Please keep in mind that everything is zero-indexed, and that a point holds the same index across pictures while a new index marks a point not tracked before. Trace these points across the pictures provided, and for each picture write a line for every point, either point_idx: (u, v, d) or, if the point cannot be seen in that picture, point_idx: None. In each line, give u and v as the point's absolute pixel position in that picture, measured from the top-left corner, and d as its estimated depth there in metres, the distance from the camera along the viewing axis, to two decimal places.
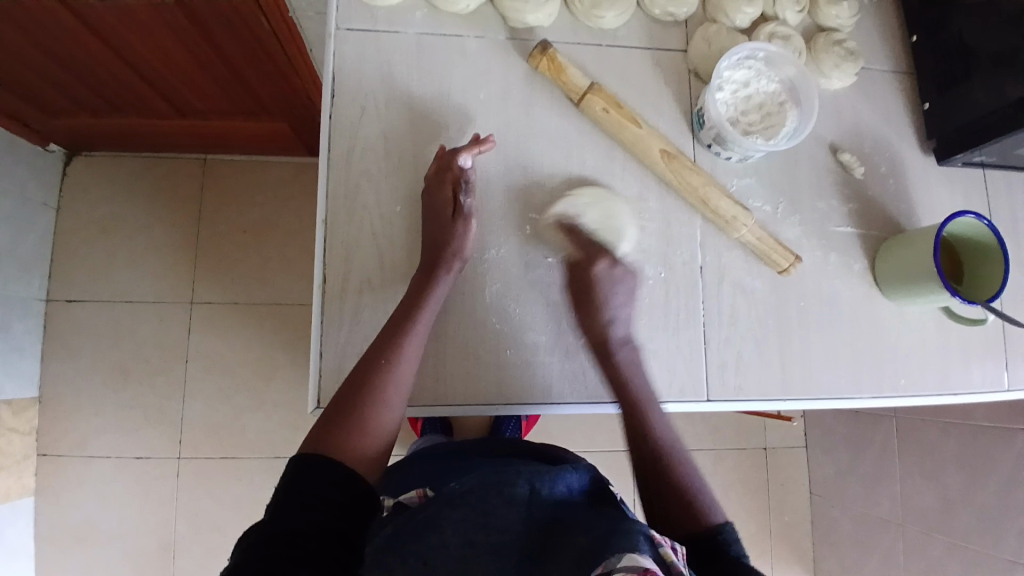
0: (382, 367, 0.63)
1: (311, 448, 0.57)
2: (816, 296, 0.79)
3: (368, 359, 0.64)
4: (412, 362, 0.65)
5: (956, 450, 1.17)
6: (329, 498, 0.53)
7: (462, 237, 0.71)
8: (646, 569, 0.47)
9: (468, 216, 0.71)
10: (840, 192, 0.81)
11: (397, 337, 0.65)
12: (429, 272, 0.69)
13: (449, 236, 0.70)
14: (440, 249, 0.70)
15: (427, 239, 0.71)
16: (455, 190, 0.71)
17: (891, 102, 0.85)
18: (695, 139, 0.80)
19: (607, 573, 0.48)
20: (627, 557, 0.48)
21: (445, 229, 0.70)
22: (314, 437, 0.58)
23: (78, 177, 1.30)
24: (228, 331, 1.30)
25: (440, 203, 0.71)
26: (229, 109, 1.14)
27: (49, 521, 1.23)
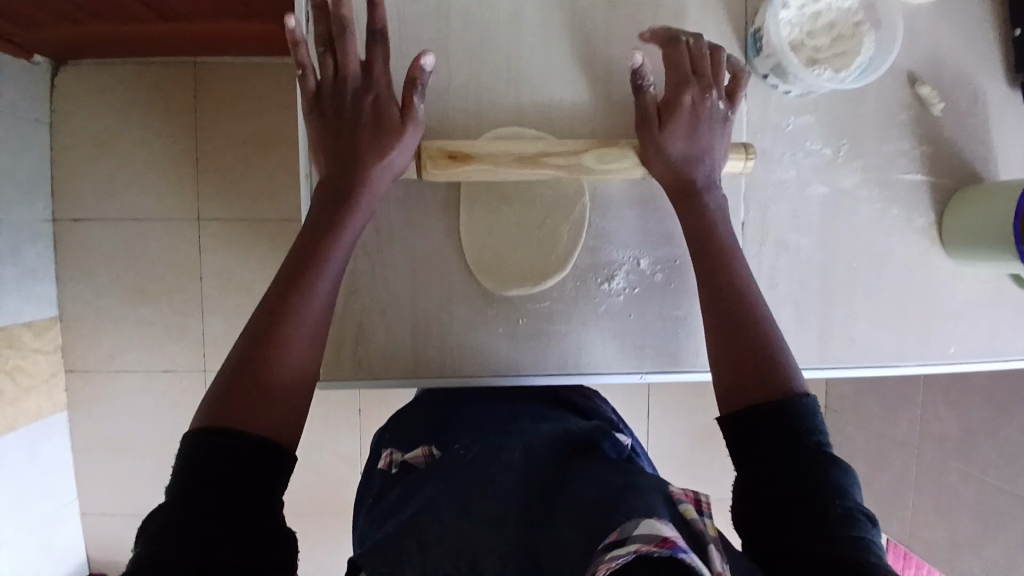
0: (324, 231, 0.54)
1: (204, 419, 0.42)
2: (870, 254, 0.70)
3: (307, 234, 0.54)
4: (321, 301, 0.51)
5: (986, 383, 1.13)
6: (253, 475, 0.40)
7: (352, 66, 0.58)
8: (664, 539, 0.42)
9: (367, 93, 0.58)
10: (911, 130, 0.70)
11: (331, 203, 0.56)
12: (335, 192, 0.56)
13: (347, 92, 0.58)
14: (334, 92, 0.58)
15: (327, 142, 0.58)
16: (340, 57, 0.58)
17: (979, 16, 0.71)
18: (749, 68, 0.68)
19: (621, 541, 0.43)
20: (644, 525, 0.44)
21: (346, 122, 0.57)
22: (213, 401, 0.43)
23: (67, 87, 1.21)
24: (239, 247, 1.26)
25: (329, 92, 0.58)
26: (215, 10, 1.02)
27: (85, 433, 1.28)
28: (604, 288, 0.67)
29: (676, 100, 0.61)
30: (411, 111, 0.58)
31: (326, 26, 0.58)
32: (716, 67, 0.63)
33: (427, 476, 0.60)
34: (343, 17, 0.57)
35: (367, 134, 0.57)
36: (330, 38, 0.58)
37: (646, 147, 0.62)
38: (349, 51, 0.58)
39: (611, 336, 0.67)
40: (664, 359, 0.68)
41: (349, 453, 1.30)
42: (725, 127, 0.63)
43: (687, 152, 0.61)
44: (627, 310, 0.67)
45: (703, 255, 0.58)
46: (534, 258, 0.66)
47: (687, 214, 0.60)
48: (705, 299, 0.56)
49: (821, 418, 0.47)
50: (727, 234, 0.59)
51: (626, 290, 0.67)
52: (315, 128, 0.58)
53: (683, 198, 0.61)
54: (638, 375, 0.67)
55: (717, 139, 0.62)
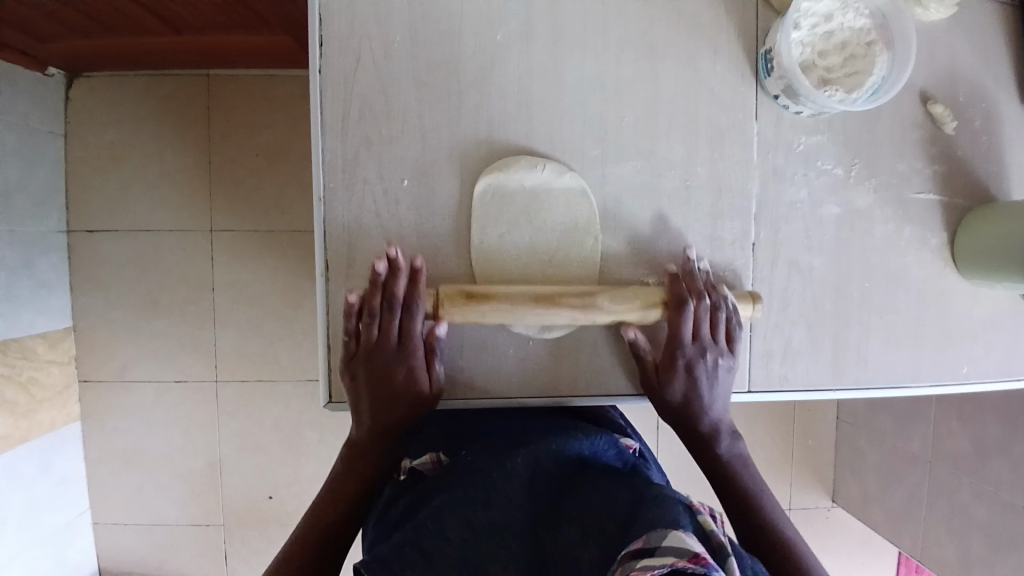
0: (355, 484, 0.67)
1: None
2: (883, 273, 0.70)
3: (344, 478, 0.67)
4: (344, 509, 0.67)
5: (999, 398, 1.12)
6: None
7: (391, 333, 0.61)
8: (697, 555, 0.42)
9: (402, 369, 0.61)
10: (924, 149, 0.69)
11: (359, 452, 0.67)
12: (366, 447, 0.66)
13: (383, 358, 0.61)
14: (372, 350, 0.61)
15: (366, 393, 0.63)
16: (381, 328, 0.60)
17: (992, 34, 0.70)
18: (761, 87, 0.68)
19: (649, 551, 0.43)
20: (671, 536, 0.44)
21: (374, 387, 0.62)
22: None
23: (80, 99, 1.22)
24: (250, 259, 1.27)
25: (363, 355, 0.61)
26: (226, 23, 1.02)
27: (98, 443, 1.29)
28: None
29: (679, 353, 0.62)
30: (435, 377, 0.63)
31: (378, 296, 0.60)
32: (721, 303, 0.63)
33: (437, 485, 0.61)
34: (387, 294, 0.60)
35: (396, 394, 0.62)
36: (374, 310, 0.60)
37: (648, 391, 0.65)
38: (391, 327, 0.60)
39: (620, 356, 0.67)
40: None
41: None
42: (729, 371, 0.65)
43: (685, 396, 0.64)
44: (639, 328, 0.67)
45: (731, 483, 0.66)
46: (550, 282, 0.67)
47: (704, 458, 0.67)
48: (736, 520, 0.66)
49: None
50: (751, 475, 0.67)
51: None
52: (355, 378, 0.62)
53: (685, 424, 0.66)
54: (648, 396, 0.67)
55: (716, 388, 0.64)
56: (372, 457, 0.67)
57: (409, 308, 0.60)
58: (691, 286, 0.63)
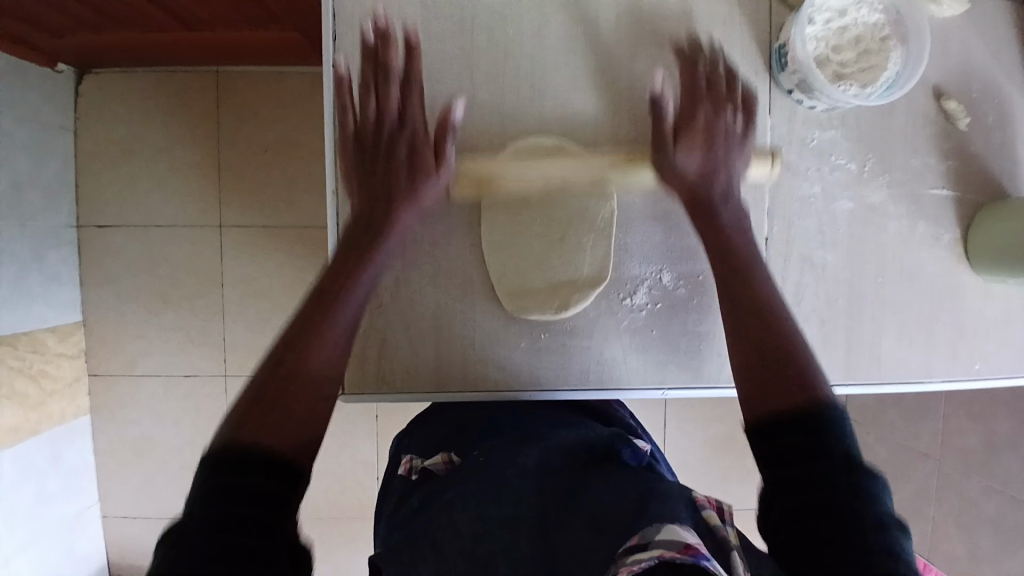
0: (354, 263, 0.56)
1: (229, 436, 0.42)
2: (896, 269, 0.70)
3: (338, 263, 0.56)
4: (347, 322, 0.52)
5: (1011, 396, 1.12)
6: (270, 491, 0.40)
7: (388, 101, 0.60)
8: (687, 546, 0.42)
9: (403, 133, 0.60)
10: (938, 145, 0.69)
11: (367, 235, 0.58)
12: (367, 226, 0.59)
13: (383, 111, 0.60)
14: (371, 121, 0.61)
15: (365, 169, 0.61)
16: (378, 92, 0.60)
17: (1007, 30, 0.70)
18: (773, 83, 0.68)
19: (642, 546, 0.44)
20: (665, 530, 0.44)
21: (382, 165, 0.60)
22: (236, 418, 0.43)
23: (90, 94, 1.22)
24: (260, 253, 1.27)
25: (368, 130, 0.61)
26: (236, 19, 1.03)
27: (107, 436, 1.30)
28: (626, 303, 0.67)
29: (693, 117, 0.62)
30: (444, 156, 0.61)
31: (370, 65, 0.61)
32: (733, 88, 0.64)
33: (448, 483, 0.61)
34: (383, 62, 0.60)
35: (401, 179, 0.60)
36: (368, 81, 0.61)
37: (658, 166, 0.63)
38: (388, 85, 0.60)
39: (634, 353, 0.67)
40: (686, 374, 0.67)
41: (368, 459, 1.30)
42: (739, 149, 0.63)
43: (703, 169, 0.62)
44: (651, 324, 0.67)
45: (732, 262, 0.57)
46: (568, 278, 0.66)
47: (712, 225, 0.60)
48: (725, 306, 0.55)
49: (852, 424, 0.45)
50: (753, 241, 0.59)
51: (648, 305, 0.67)
52: (357, 163, 0.61)
53: (703, 210, 0.61)
54: (660, 391, 0.67)
55: (733, 153, 0.63)
56: (375, 238, 0.58)
57: (409, 75, 0.60)
58: (688, 68, 0.65)
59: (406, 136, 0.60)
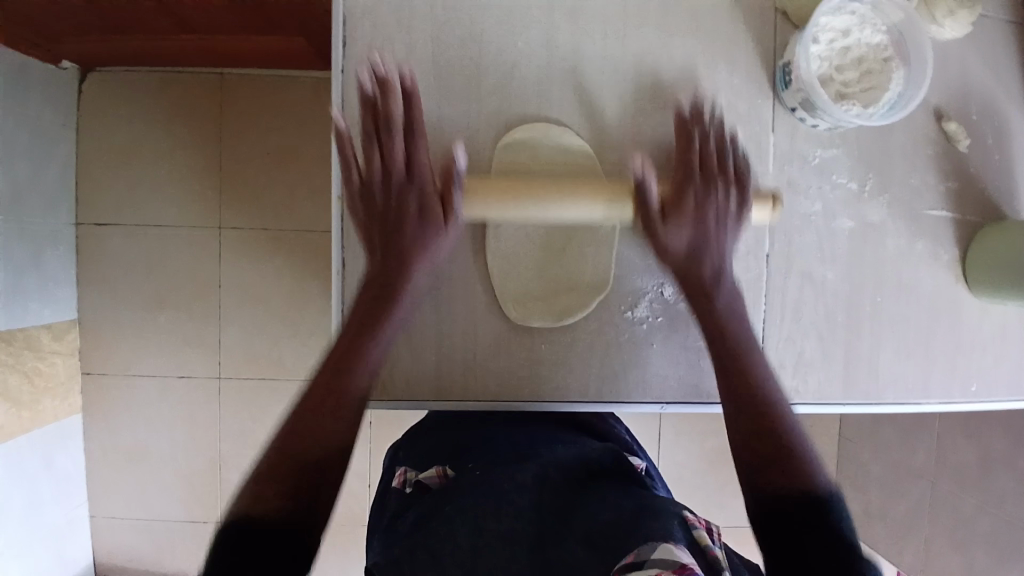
0: (368, 335, 0.59)
1: (245, 509, 0.49)
2: (895, 288, 0.70)
3: (352, 332, 0.59)
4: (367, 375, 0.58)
5: (1005, 417, 1.12)
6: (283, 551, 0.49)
7: (392, 158, 0.59)
8: (681, 565, 0.43)
9: (409, 195, 0.59)
10: (938, 165, 0.70)
11: (383, 302, 0.60)
12: (379, 285, 0.60)
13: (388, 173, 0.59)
14: (377, 182, 0.60)
15: (371, 233, 0.60)
16: (383, 149, 0.59)
17: (1008, 54, 0.71)
18: (776, 100, 0.69)
19: (639, 564, 0.44)
20: (661, 548, 0.45)
21: (381, 220, 0.60)
22: (259, 474, 0.51)
23: (93, 94, 1.22)
24: (259, 256, 1.27)
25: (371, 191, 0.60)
26: (241, 27, 1.03)
27: (99, 437, 1.29)
28: (627, 316, 0.67)
29: (682, 200, 0.61)
30: (451, 211, 0.60)
31: (371, 117, 0.59)
32: (725, 166, 0.63)
33: (443, 496, 0.61)
34: (386, 111, 0.58)
35: (410, 230, 0.60)
36: (371, 131, 0.59)
37: (648, 235, 0.61)
38: (392, 141, 0.59)
39: (634, 365, 0.67)
40: (685, 388, 0.67)
41: (362, 465, 1.30)
42: (738, 220, 0.63)
43: (693, 244, 0.61)
44: (650, 336, 0.67)
45: (725, 358, 0.61)
46: (568, 291, 0.66)
47: (707, 318, 0.62)
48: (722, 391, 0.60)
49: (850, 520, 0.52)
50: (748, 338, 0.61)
51: (649, 318, 0.67)
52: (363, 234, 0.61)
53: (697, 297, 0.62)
54: (659, 405, 0.67)
55: (727, 235, 0.62)
56: (386, 305, 0.60)
57: (411, 128, 0.59)
58: (694, 128, 0.63)
59: (412, 200, 0.59)
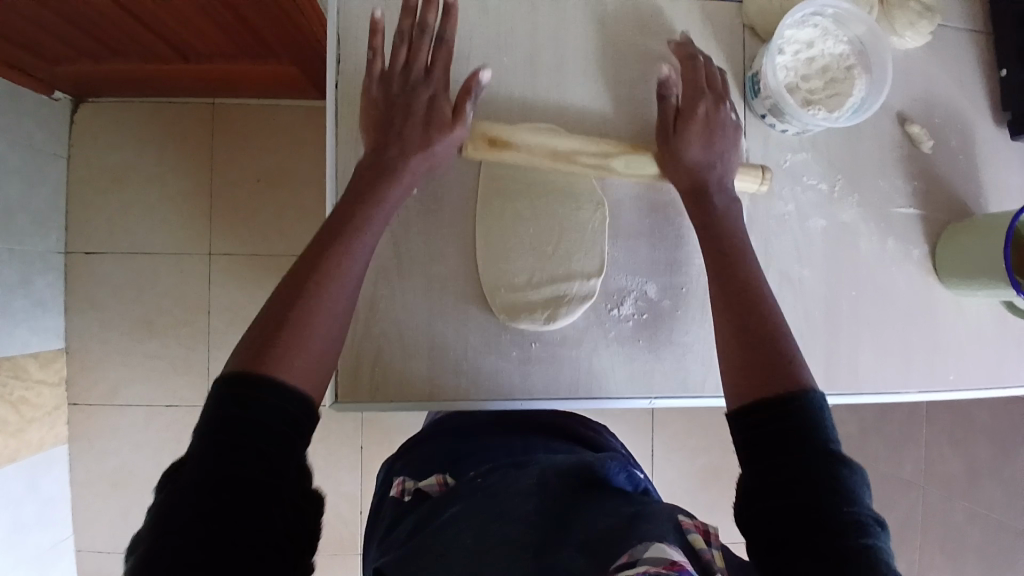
0: (364, 210, 0.58)
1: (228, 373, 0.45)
2: (870, 284, 0.73)
3: (347, 207, 0.58)
4: (346, 297, 0.53)
5: (989, 421, 1.14)
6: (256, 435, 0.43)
7: (417, 62, 0.64)
8: (672, 562, 0.44)
9: (426, 92, 0.64)
10: (904, 167, 0.74)
11: (378, 189, 0.60)
12: (382, 168, 0.61)
13: (410, 77, 0.64)
14: (401, 83, 0.64)
15: (381, 116, 0.64)
16: (411, 52, 0.65)
17: (966, 64, 0.76)
18: (747, 108, 0.72)
19: (630, 563, 0.44)
20: (652, 548, 0.45)
21: (404, 116, 0.63)
22: (243, 354, 0.47)
23: (87, 123, 1.24)
24: (250, 282, 1.28)
25: (398, 88, 0.64)
26: (237, 52, 1.07)
27: (84, 468, 1.27)
28: (614, 314, 0.69)
29: (693, 111, 0.66)
30: (460, 115, 0.64)
31: (410, 22, 0.64)
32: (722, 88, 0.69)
33: (445, 504, 0.61)
34: (425, 27, 0.65)
35: (415, 135, 0.63)
36: (405, 36, 0.65)
37: (665, 146, 0.67)
38: (419, 52, 0.64)
39: (623, 362, 0.69)
40: (672, 384, 0.69)
41: (352, 491, 1.29)
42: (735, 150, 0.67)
43: (703, 156, 0.65)
44: (638, 334, 0.69)
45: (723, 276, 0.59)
46: (564, 283, 0.68)
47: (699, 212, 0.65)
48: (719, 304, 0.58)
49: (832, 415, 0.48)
50: (744, 242, 0.62)
51: (635, 315, 0.69)
52: (377, 124, 0.63)
53: (696, 199, 0.65)
54: (648, 400, 0.69)
55: (727, 143, 0.66)
56: (383, 189, 0.60)
57: (441, 41, 0.65)
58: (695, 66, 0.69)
59: (426, 96, 0.64)
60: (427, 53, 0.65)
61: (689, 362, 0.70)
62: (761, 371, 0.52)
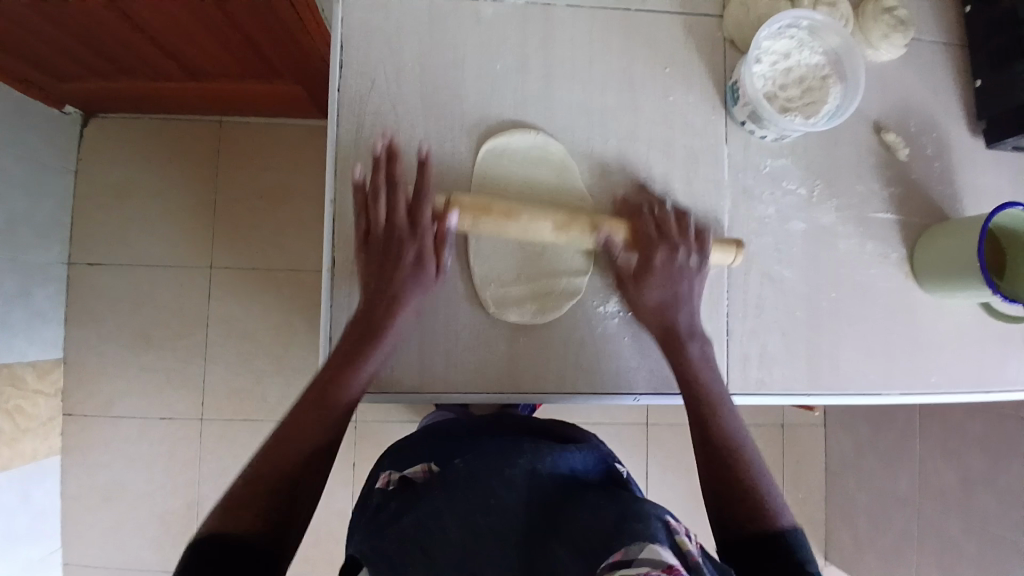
0: (353, 357, 0.62)
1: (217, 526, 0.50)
2: (850, 285, 0.74)
3: (342, 349, 0.63)
4: (330, 418, 0.59)
5: (981, 434, 1.14)
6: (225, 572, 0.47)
7: (393, 213, 0.64)
8: (669, 566, 0.45)
9: (408, 248, 0.64)
10: (881, 173, 0.76)
11: (370, 338, 0.63)
12: (366, 324, 0.63)
13: (387, 225, 0.64)
14: (383, 229, 0.64)
15: (368, 261, 0.65)
16: (389, 201, 0.64)
17: (940, 75, 0.79)
18: (727, 116, 0.75)
19: (628, 562, 0.45)
20: (647, 549, 0.47)
21: (385, 264, 0.64)
22: (232, 502, 0.52)
23: (94, 139, 1.28)
24: (249, 295, 1.30)
25: (378, 236, 0.64)
26: (242, 71, 1.10)
27: (75, 480, 1.26)
28: (600, 310, 0.71)
29: (647, 267, 0.67)
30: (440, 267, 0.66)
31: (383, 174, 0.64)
32: (687, 231, 0.69)
33: (425, 494, 0.63)
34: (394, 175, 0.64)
35: (402, 278, 0.64)
36: (379, 188, 0.64)
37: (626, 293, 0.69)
38: (396, 202, 0.64)
39: (608, 358, 0.70)
40: (656, 380, 0.71)
41: (345, 504, 1.28)
42: (700, 273, 0.69)
43: (662, 300, 0.67)
44: (623, 331, 0.71)
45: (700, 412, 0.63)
46: (553, 280, 0.70)
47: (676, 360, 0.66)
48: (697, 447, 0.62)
49: (813, 554, 0.53)
50: (717, 388, 0.65)
51: (620, 312, 0.71)
52: (366, 273, 0.65)
53: (675, 343, 0.67)
54: (631, 396, 0.71)
55: (693, 288, 0.68)
56: (373, 337, 0.63)
57: (420, 194, 0.64)
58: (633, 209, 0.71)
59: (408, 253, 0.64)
60: (403, 203, 0.64)
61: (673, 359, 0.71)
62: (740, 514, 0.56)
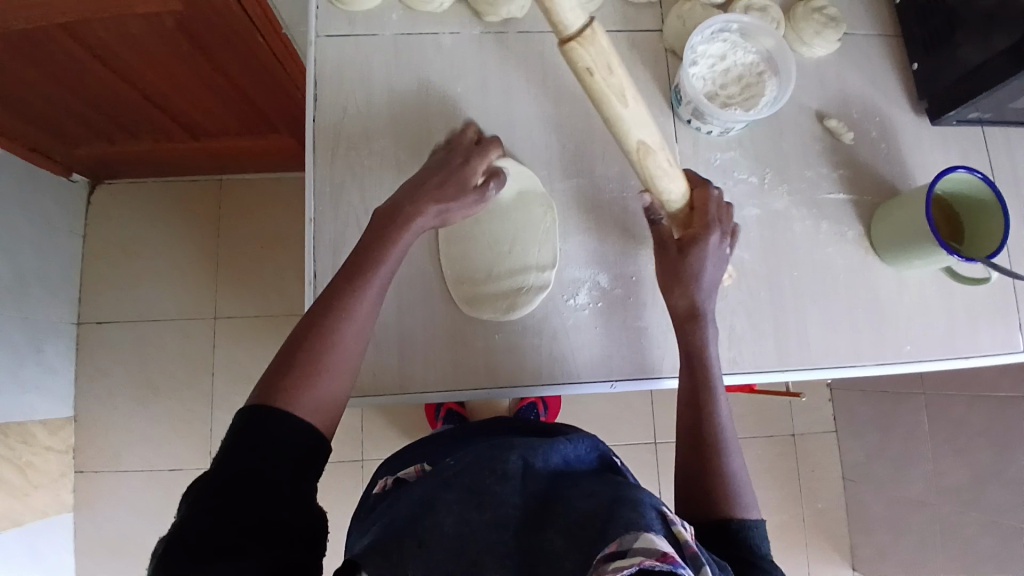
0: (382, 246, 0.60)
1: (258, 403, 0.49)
2: (810, 264, 0.77)
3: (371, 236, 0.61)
4: (363, 313, 0.57)
5: (984, 422, 1.13)
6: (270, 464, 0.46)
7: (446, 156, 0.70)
8: (666, 553, 0.40)
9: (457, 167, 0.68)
10: (828, 158, 0.80)
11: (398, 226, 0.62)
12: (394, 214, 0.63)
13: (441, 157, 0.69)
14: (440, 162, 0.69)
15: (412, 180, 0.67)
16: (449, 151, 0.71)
17: (878, 65, 0.84)
18: (675, 116, 0.80)
19: (621, 553, 0.41)
20: (643, 537, 0.42)
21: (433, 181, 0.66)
22: (268, 386, 0.51)
23: (102, 204, 1.36)
24: (251, 343, 1.34)
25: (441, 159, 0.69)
26: (239, 128, 1.18)
27: (86, 536, 1.28)
28: (570, 304, 0.74)
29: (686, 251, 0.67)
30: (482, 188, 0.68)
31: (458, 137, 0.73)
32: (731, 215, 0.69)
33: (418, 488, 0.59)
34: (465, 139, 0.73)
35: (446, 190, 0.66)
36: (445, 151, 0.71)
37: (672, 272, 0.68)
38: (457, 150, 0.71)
39: (582, 349, 0.73)
40: (632, 367, 0.73)
41: None
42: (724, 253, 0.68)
43: (708, 281, 0.67)
44: (594, 322, 0.74)
45: (694, 394, 0.63)
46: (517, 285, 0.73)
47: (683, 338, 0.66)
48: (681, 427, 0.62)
49: (770, 548, 0.54)
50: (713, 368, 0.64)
51: (590, 304, 0.74)
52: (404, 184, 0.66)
53: (692, 322, 0.66)
54: (608, 383, 0.73)
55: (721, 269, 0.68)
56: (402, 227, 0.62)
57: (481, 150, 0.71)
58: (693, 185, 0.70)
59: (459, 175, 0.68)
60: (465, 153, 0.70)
61: (647, 345, 0.74)
62: (705, 499, 0.57)
